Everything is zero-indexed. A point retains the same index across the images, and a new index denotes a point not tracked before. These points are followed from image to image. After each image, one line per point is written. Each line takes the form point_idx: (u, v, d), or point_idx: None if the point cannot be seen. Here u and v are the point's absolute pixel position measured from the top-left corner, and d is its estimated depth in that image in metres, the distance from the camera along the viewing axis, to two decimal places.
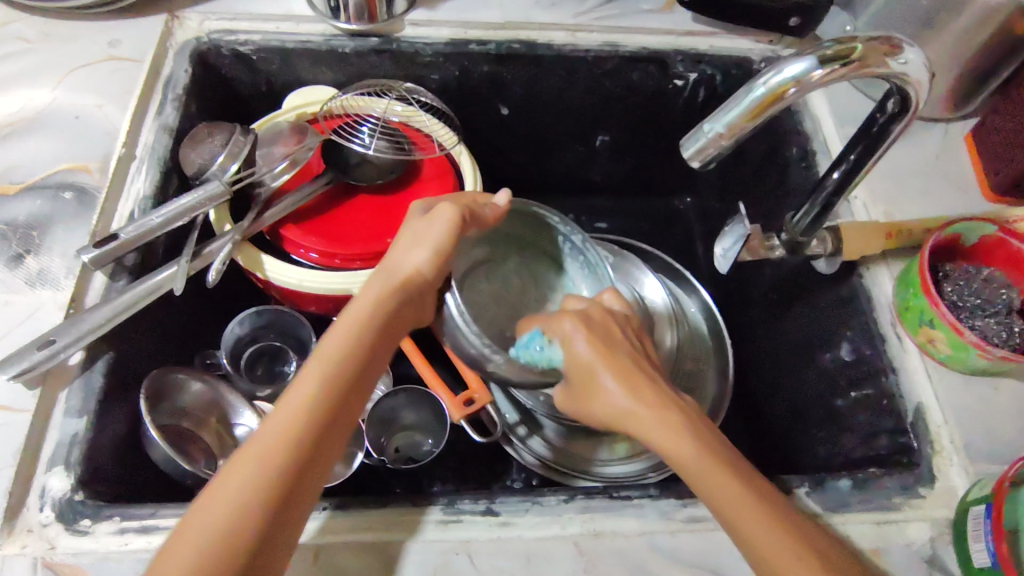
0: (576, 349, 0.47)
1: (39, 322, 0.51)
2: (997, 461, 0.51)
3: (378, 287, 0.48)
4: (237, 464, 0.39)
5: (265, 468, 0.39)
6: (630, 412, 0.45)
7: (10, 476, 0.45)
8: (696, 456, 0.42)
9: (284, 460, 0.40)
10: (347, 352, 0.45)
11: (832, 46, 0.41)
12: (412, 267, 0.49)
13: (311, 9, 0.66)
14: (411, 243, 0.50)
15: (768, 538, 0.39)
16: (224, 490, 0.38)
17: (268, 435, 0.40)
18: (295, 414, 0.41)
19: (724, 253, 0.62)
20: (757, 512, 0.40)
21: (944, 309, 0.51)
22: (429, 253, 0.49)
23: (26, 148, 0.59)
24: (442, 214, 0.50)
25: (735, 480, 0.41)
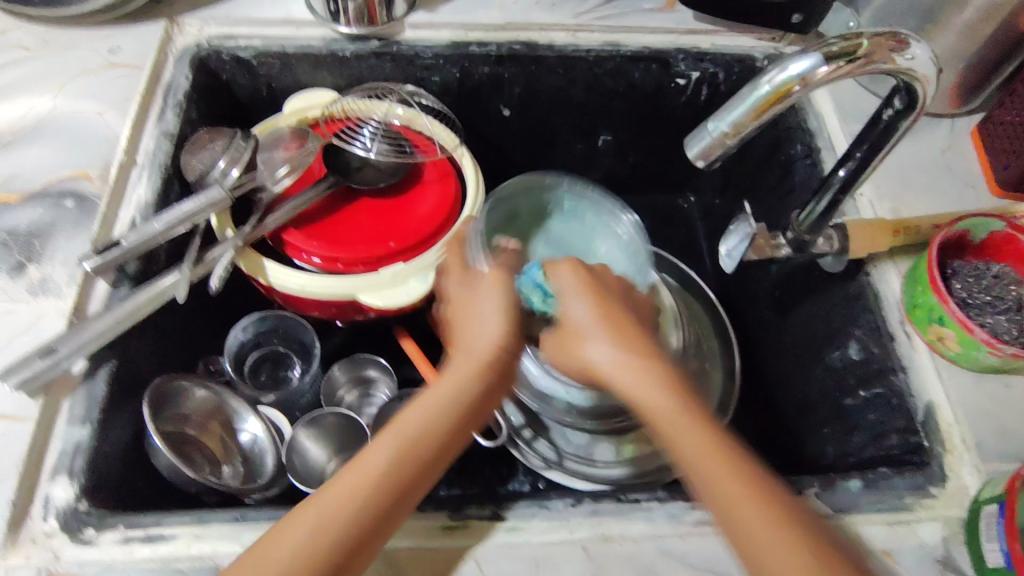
0: (572, 305, 0.48)
1: (41, 331, 0.51)
2: (1010, 460, 0.50)
3: (465, 367, 0.46)
4: (305, 509, 0.40)
5: (340, 520, 0.39)
6: (630, 368, 0.44)
7: (14, 486, 0.45)
8: (680, 420, 0.41)
9: (355, 518, 0.39)
10: (414, 425, 0.43)
11: (837, 42, 0.40)
12: (489, 341, 0.48)
13: (311, 14, 0.66)
14: (487, 313, 0.50)
15: (740, 509, 0.37)
16: (281, 546, 0.38)
17: (344, 489, 0.40)
18: (381, 457, 0.41)
19: (729, 252, 0.60)
20: (735, 475, 0.38)
21: (954, 306, 0.51)
22: (498, 325, 0.49)
23: (27, 156, 0.59)
24: (489, 295, 0.51)
25: (716, 453, 0.39)
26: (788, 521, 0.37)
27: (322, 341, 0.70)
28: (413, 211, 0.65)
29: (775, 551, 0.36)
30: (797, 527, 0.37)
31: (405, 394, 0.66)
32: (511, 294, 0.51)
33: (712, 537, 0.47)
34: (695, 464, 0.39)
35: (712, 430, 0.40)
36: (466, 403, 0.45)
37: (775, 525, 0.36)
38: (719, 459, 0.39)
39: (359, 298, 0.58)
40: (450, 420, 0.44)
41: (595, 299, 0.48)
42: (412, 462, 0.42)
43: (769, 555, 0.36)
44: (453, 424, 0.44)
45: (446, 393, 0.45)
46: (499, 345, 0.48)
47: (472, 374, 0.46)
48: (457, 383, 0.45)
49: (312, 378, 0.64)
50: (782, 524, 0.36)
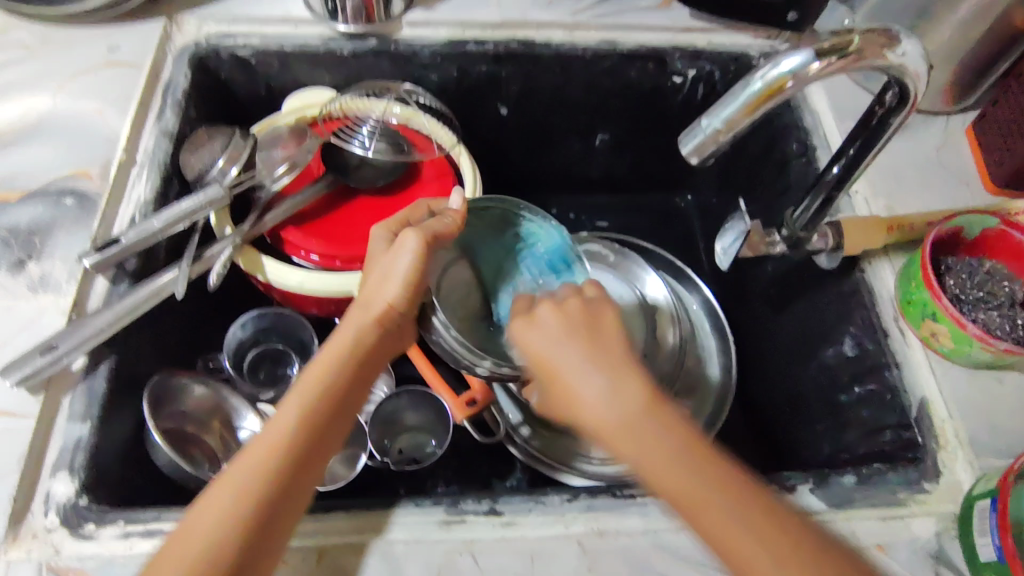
0: (535, 338, 0.45)
1: (41, 328, 0.51)
2: (1002, 455, 0.51)
3: (357, 323, 0.49)
4: (233, 468, 0.42)
5: (256, 478, 0.41)
6: (630, 418, 0.40)
7: (15, 482, 0.45)
8: (687, 469, 0.38)
9: (264, 475, 0.41)
10: (308, 389, 0.45)
11: (829, 39, 0.40)
12: (386, 301, 0.49)
13: (309, 12, 0.66)
14: (380, 279, 0.49)
15: (746, 546, 0.36)
16: (213, 505, 0.40)
17: (258, 450, 0.42)
18: (284, 422, 0.43)
19: (724, 250, 0.61)
20: (757, 522, 0.36)
21: (947, 302, 0.51)
22: (401, 286, 0.49)
23: (27, 155, 0.59)
24: (407, 247, 0.48)
25: (715, 483, 0.38)
26: (795, 549, 0.36)
27: (321, 338, 0.70)
28: (411, 209, 0.66)
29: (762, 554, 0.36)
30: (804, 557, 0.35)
31: (403, 392, 0.66)
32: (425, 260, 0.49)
33: None
34: (709, 524, 0.37)
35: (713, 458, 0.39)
36: (349, 370, 0.47)
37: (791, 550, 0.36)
38: (715, 485, 0.38)
39: (356, 295, 0.59)
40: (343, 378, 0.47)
41: (569, 308, 0.46)
42: (320, 408, 0.45)
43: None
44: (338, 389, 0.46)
45: (346, 353, 0.48)
46: (399, 303, 0.49)
47: (359, 333, 0.48)
48: (350, 342, 0.48)
49: None
50: (791, 549, 0.36)
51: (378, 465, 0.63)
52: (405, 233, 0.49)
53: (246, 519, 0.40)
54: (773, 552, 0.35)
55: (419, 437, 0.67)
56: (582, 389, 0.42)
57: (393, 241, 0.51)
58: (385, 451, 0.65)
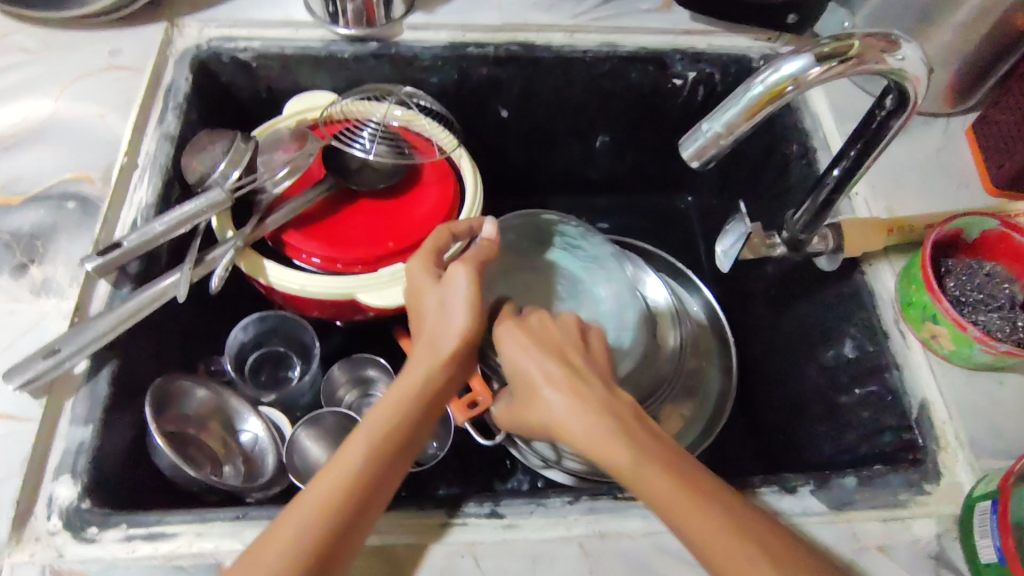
0: (515, 355, 0.49)
1: (43, 332, 0.51)
2: (1002, 457, 0.51)
3: (427, 358, 0.48)
4: (315, 482, 0.42)
5: (339, 498, 0.41)
6: (585, 422, 0.44)
7: (17, 485, 0.45)
8: (639, 465, 0.41)
9: (347, 495, 0.41)
10: (389, 414, 0.45)
11: (829, 43, 0.41)
12: (455, 331, 0.49)
13: (310, 16, 0.66)
14: (442, 311, 0.50)
15: (722, 545, 0.38)
16: (291, 518, 0.40)
17: (350, 463, 0.42)
18: (360, 448, 0.43)
19: (725, 251, 0.60)
20: (709, 522, 0.39)
21: (948, 304, 0.51)
22: (463, 315, 0.49)
23: (29, 158, 0.59)
24: (460, 278, 0.50)
25: (669, 479, 0.41)
26: (749, 550, 0.38)
27: (322, 340, 0.71)
28: (412, 211, 0.65)
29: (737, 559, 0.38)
30: (759, 550, 0.38)
31: None
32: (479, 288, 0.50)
33: None
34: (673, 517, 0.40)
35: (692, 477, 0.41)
36: (425, 402, 0.47)
37: (751, 542, 0.39)
38: (685, 495, 0.40)
39: (358, 297, 0.59)
40: (417, 411, 0.46)
41: (535, 334, 0.50)
42: (386, 450, 0.43)
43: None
44: (410, 418, 0.45)
45: (421, 391, 0.47)
46: (463, 337, 0.49)
47: (431, 366, 0.48)
48: (418, 381, 0.47)
49: (312, 377, 0.64)
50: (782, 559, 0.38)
51: None
52: (455, 267, 0.51)
53: (327, 530, 0.40)
54: (730, 542, 0.38)
55: None
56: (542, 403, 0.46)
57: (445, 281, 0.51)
58: None
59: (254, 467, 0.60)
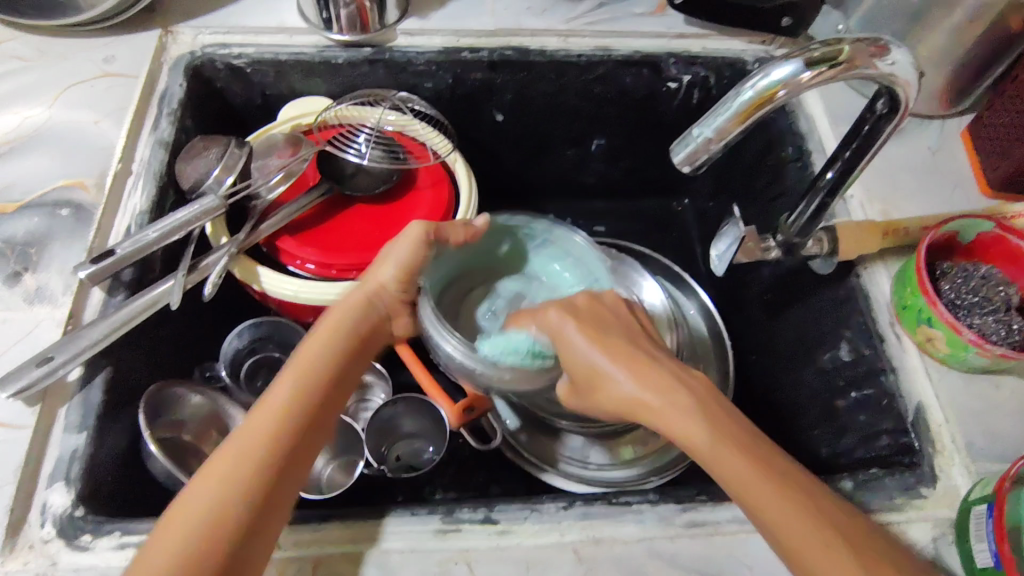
0: (585, 355, 0.48)
1: (37, 339, 0.51)
2: (999, 460, 0.51)
3: (355, 297, 0.54)
4: (222, 455, 0.44)
5: (254, 452, 0.44)
6: (663, 404, 0.45)
7: (11, 493, 0.45)
8: (716, 446, 0.43)
9: (279, 438, 0.45)
10: (296, 376, 0.49)
11: (819, 48, 0.40)
12: (377, 281, 0.55)
13: (304, 22, 0.67)
14: (382, 261, 0.55)
15: (788, 518, 0.39)
16: (201, 490, 0.42)
17: (264, 425, 0.45)
18: (283, 395, 0.47)
19: (719, 255, 0.60)
20: (782, 493, 0.40)
21: (942, 307, 0.51)
22: (397, 270, 0.54)
23: (24, 166, 0.59)
24: (404, 244, 0.54)
25: (745, 458, 0.41)
26: (827, 533, 0.38)
27: None
28: (406, 215, 0.65)
29: (819, 556, 0.38)
30: (832, 523, 0.39)
31: (399, 399, 0.65)
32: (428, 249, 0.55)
33: (702, 539, 0.47)
34: (750, 498, 0.40)
35: (761, 454, 0.42)
36: (353, 349, 0.53)
37: (813, 510, 0.39)
38: (773, 479, 0.40)
39: None
40: (344, 363, 0.52)
41: (591, 320, 0.51)
42: (303, 414, 0.47)
43: (818, 559, 0.38)
44: (326, 367, 0.50)
45: (332, 339, 0.52)
46: (403, 274, 0.54)
47: (352, 306, 0.54)
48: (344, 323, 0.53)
49: None
50: (847, 551, 0.38)
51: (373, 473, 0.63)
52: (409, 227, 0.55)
53: (253, 496, 0.42)
54: (802, 524, 0.39)
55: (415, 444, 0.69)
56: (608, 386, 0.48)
57: (417, 250, 0.55)
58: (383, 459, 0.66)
59: None
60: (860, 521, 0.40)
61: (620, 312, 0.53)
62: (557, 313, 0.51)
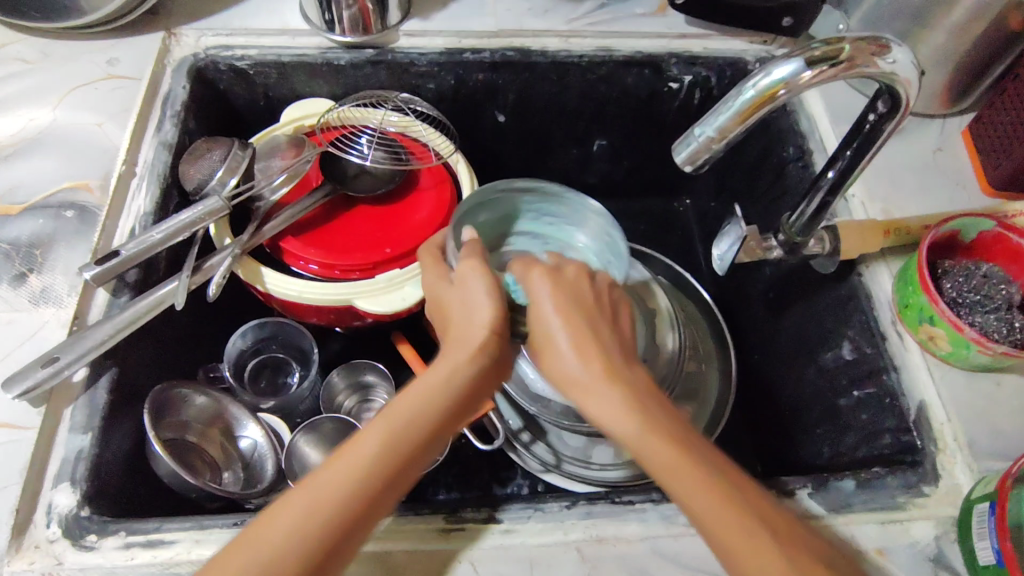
0: (552, 329, 0.46)
1: (42, 340, 0.51)
2: (1001, 458, 0.51)
3: (460, 358, 0.44)
4: (299, 489, 0.38)
5: (329, 494, 0.38)
6: (625, 407, 0.42)
7: (17, 494, 0.46)
8: (646, 440, 0.41)
9: (358, 496, 0.39)
10: (422, 393, 0.42)
11: (820, 47, 0.41)
12: (480, 325, 0.46)
13: (307, 23, 0.67)
14: (461, 310, 0.48)
15: (727, 521, 0.37)
16: (271, 530, 0.37)
17: (366, 448, 0.40)
18: (373, 446, 0.40)
19: (721, 256, 0.60)
20: (716, 494, 0.38)
21: (944, 305, 0.51)
22: (488, 310, 0.46)
23: (28, 168, 0.60)
24: (542, 288, 0.48)
25: (687, 459, 0.39)
26: (766, 536, 0.37)
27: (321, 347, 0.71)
28: (410, 216, 0.65)
29: (757, 560, 0.36)
30: (763, 519, 0.38)
31: None
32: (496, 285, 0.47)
33: None
34: (685, 499, 0.39)
35: (687, 443, 0.40)
36: (484, 366, 0.45)
37: (762, 525, 0.37)
38: (670, 462, 0.39)
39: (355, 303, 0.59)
40: (457, 393, 0.43)
41: (557, 300, 0.47)
42: (401, 447, 0.40)
43: (749, 563, 0.36)
44: (451, 397, 0.43)
45: (472, 352, 0.44)
46: (494, 327, 0.46)
47: (462, 364, 0.44)
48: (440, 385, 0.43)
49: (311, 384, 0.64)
50: (776, 550, 0.36)
51: None
52: (468, 256, 0.49)
53: (319, 548, 0.37)
54: (747, 531, 0.37)
55: None
56: (585, 391, 0.44)
57: (479, 269, 0.48)
58: None
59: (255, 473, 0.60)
60: (796, 522, 0.38)
61: (587, 292, 0.49)
62: (541, 275, 0.49)
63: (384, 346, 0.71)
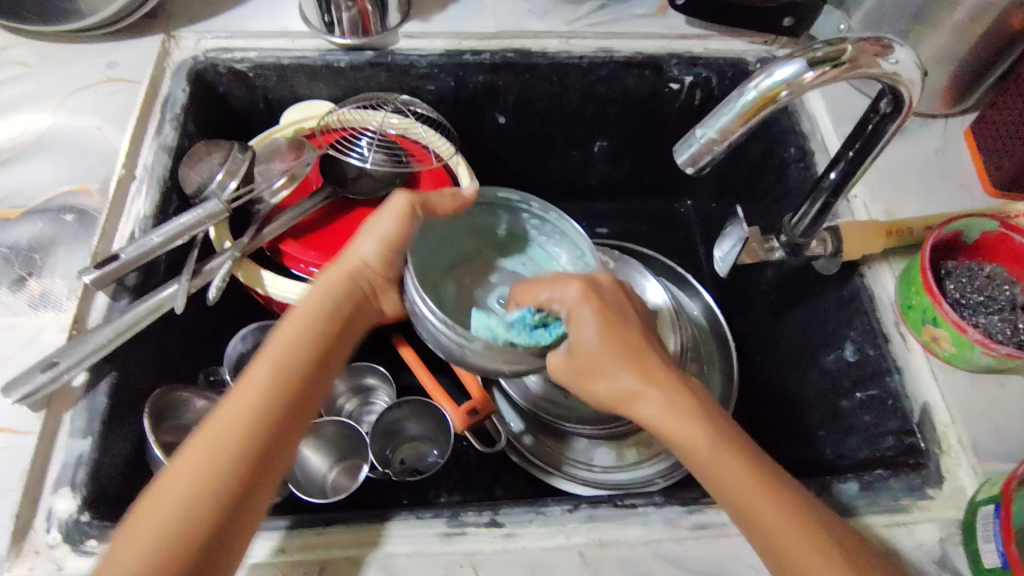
0: (592, 348, 0.45)
1: (42, 345, 0.51)
2: (1006, 460, 0.50)
3: (321, 289, 0.52)
4: (201, 433, 0.42)
5: (222, 452, 0.41)
6: (676, 412, 0.44)
7: (16, 499, 0.45)
8: (716, 457, 0.43)
9: (245, 438, 0.42)
10: (285, 339, 0.47)
11: (822, 47, 0.40)
12: (359, 256, 0.53)
13: (307, 26, 0.67)
14: (367, 234, 0.53)
15: (789, 530, 0.40)
16: (172, 488, 0.40)
17: (250, 393, 0.44)
18: (257, 394, 0.44)
19: (724, 256, 0.60)
20: (788, 516, 0.41)
21: (947, 307, 0.51)
22: (376, 251, 0.53)
23: (28, 171, 0.59)
24: (393, 208, 0.52)
25: (741, 463, 0.42)
26: (822, 538, 0.40)
27: None
28: None
29: (814, 560, 0.39)
30: (828, 533, 0.40)
31: (403, 403, 0.65)
32: (411, 218, 0.53)
33: (708, 541, 0.47)
34: (750, 506, 0.41)
35: (763, 467, 0.43)
36: (325, 318, 0.50)
37: (825, 534, 0.40)
38: (757, 482, 0.42)
39: None
40: (311, 337, 0.48)
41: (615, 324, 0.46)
42: (285, 386, 0.45)
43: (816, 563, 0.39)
44: (307, 356, 0.47)
45: (311, 315, 0.50)
46: (381, 266, 0.53)
47: (320, 309, 0.50)
48: (300, 328, 0.48)
49: None
50: (845, 560, 0.39)
51: (378, 477, 0.63)
52: (394, 197, 0.53)
53: (229, 487, 0.41)
54: (812, 545, 0.40)
55: (421, 447, 0.68)
56: (636, 401, 0.46)
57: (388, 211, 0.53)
58: (388, 462, 0.66)
59: None
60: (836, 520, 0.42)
61: (626, 302, 0.48)
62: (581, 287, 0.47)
63: (384, 349, 0.71)
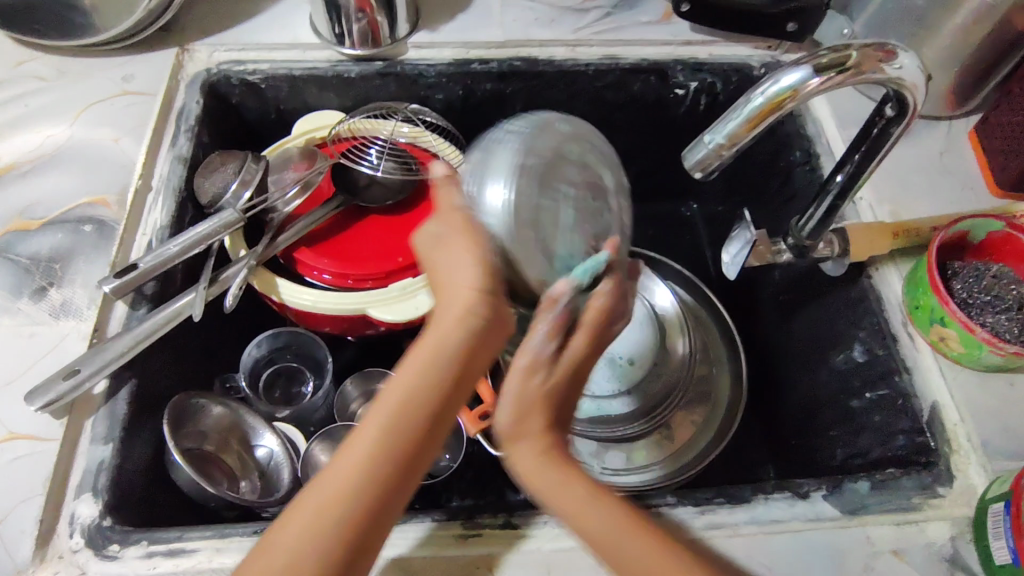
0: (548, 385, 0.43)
1: (63, 353, 0.52)
2: (1015, 458, 0.51)
3: (448, 322, 0.40)
4: (280, 532, 0.37)
5: (341, 502, 0.37)
6: (540, 463, 0.41)
7: (39, 505, 0.46)
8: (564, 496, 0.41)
9: (350, 501, 0.37)
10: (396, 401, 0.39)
11: (827, 54, 0.41)
12: (466, 287, 0.40)
13: (317, 38, 0.68)
14: (448, 254, 0.41)
15: (652, 570, 0.39)
16: (287, 534, 0.37)
17: (330, 487, 0.38)
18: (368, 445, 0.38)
19: (732, 259, 0.60)
20: (646, 548, 0.39)
21: (955, 306, 0.51)
22: (473, 271, 0.40)
23: (47, 183, 0.61)
24: (452, 253, 0.41)
25: (603, 509, 0.40)
26: None
27: (334, 356, 0.72)
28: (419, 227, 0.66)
29: None
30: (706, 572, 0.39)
31: None
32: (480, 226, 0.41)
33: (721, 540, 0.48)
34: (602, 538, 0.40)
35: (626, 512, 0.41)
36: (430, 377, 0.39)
37: None
38: (614, 523, 0.40)
39: (368, 312, 0.59)
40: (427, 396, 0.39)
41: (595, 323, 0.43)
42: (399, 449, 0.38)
43: None
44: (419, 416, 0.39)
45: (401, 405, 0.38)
46: (477, 290, 0.40)
47: (445, 341, 0.39)
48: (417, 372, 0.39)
49: (326, 393, 0.65)
50: None
51: None
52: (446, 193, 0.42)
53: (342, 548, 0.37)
54: (678, 559, 0.39)
55: None
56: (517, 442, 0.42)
57: (437, 234, 0.42)
58: None
59: (271, 481, 0.60)
60: None
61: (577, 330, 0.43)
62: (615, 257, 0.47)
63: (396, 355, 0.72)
